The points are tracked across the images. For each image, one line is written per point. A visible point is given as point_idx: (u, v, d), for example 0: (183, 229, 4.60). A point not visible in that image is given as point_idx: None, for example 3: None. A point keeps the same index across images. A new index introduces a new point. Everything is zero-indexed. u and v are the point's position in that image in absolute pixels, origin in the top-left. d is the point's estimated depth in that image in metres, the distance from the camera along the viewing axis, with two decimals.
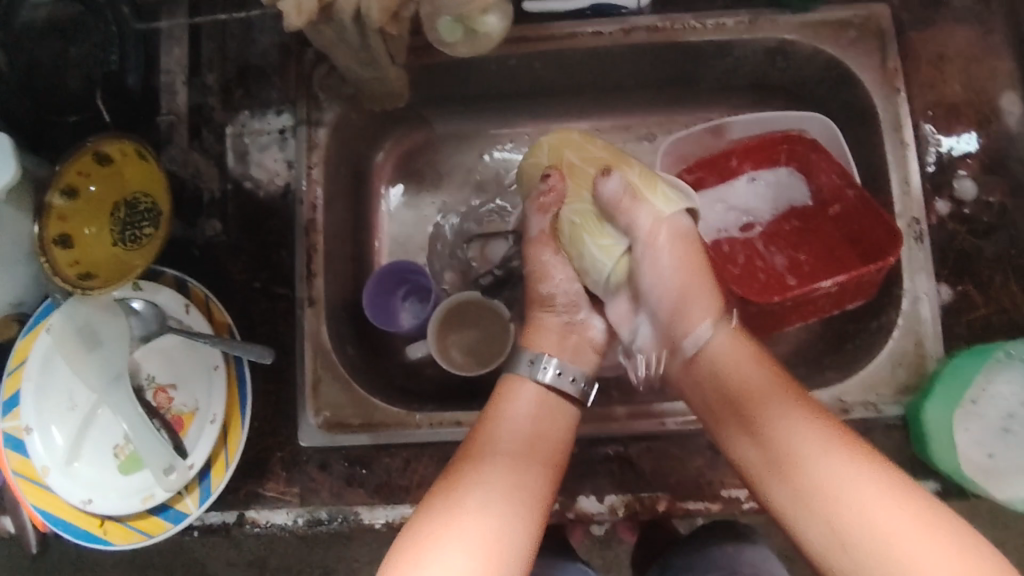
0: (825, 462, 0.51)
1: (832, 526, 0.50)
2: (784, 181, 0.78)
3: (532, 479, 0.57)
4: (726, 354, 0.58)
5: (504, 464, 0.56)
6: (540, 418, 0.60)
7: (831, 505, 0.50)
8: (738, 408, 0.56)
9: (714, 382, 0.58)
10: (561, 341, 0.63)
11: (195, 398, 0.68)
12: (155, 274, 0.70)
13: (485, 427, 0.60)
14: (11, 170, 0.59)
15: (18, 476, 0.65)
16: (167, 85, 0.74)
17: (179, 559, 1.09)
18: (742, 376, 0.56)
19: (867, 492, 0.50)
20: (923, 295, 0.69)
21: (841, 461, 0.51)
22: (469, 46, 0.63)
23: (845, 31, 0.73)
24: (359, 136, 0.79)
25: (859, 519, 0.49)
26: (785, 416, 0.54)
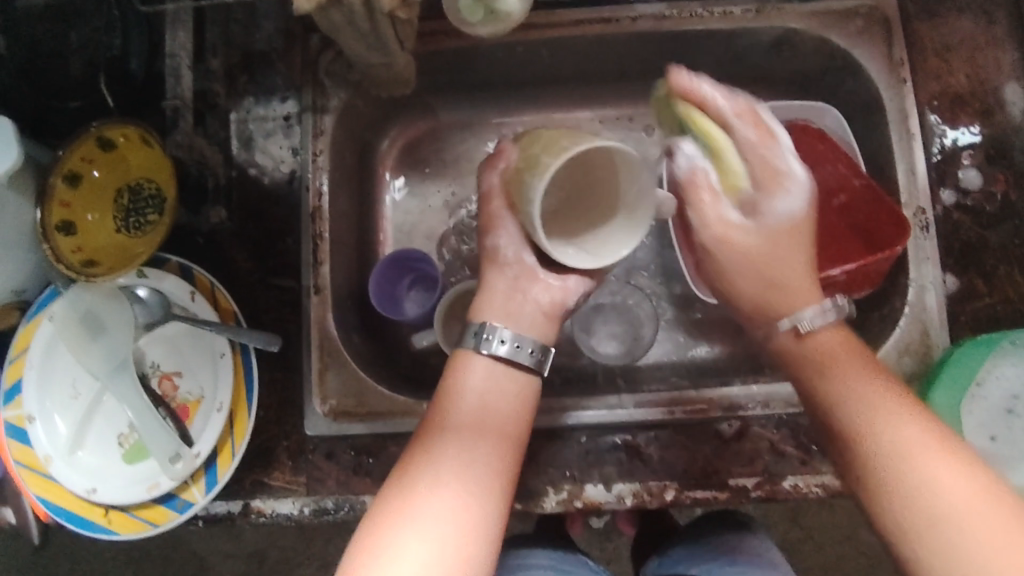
0: (882, 405, 0.53)
1: (889, 458, 0.51)
2: None
3: (489, 457, 0.54)
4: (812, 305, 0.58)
5: (461, 443, 0.54)
6: (497, 386, 0.57)
7: (877, 438, 0.52)
8: (812, 372, 0.57)
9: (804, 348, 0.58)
10: (507, 307, 0.59)
11: (200, 385, 0.68)
12: (160, 261, 0.69)
13: (441, 399, 0.57)
14: (14, 156, 0.59)
15: (20, 465, 0.64)
16: (172, 68, 0.70)
17: (179, 550, 1.09)
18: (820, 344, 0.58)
19: (913, 427, 0.52)
20: (929, 284, 0.69)
21: (902, 411, 0.53)
22: (489, 26, 0.61)
23: (852, 21, 0.73)
24: (362, 124, 0.78)
25: (902, 445, 0.51)
26: (854, 383, 0.55)
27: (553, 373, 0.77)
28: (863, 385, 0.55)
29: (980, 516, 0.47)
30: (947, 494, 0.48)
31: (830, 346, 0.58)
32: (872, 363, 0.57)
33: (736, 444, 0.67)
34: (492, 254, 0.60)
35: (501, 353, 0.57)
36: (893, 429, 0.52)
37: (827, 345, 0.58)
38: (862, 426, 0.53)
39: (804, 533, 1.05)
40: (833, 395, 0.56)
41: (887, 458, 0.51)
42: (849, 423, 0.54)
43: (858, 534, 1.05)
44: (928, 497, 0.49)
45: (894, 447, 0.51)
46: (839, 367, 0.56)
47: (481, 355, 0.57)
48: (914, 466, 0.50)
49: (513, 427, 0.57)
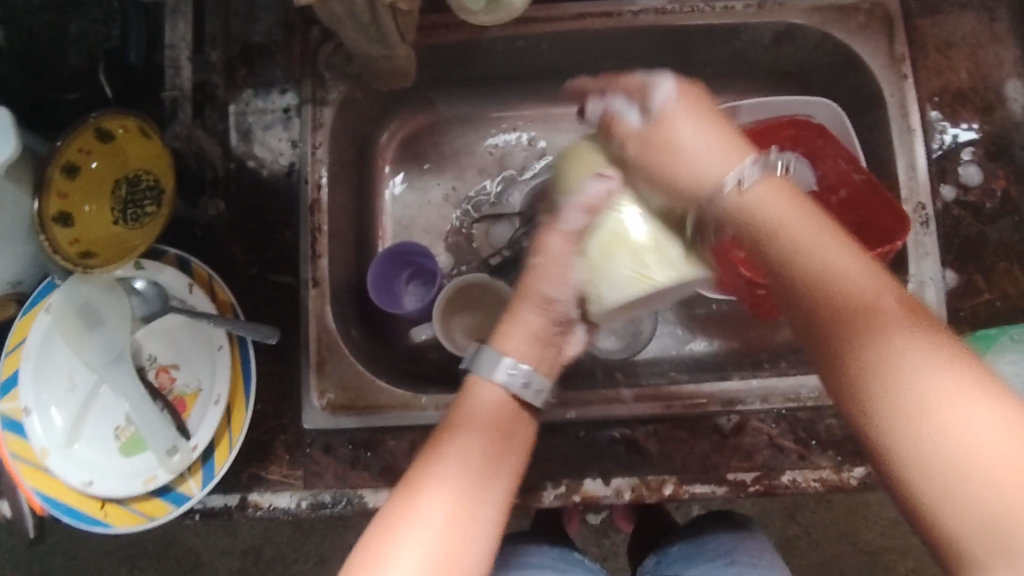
0: (893, 333, 0.42)
1: (899, 401, 0.40)
2: (789, 167, 0.75)
3: (496, 482, 0.51)
4: (767, 197, 0.49)
5: (471, 463, 0.50)
6: (511, 417, 0.53)
7: (898, 381, 0.40)
8: (830, 314, 0.44)
9: (790, 263, 0.46)
10: (543, 356, 0.54)
11: (197, 378, 0.68)
12: (158, 254, 0.69)
13: (457, 415, 0.53)
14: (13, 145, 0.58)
15: (16, 458, 0.64)
16: (171, 59, 0.70)
17: (176, 545, 1.09)
18: (836, 266, 0.45)
19: (923, 348, 0.40)
20: (928, 280, 0.69)
21: (923, 340, 0.41)
22: (492, 14, 0.60)
23: (853, 16, 0.72)
24: (362, 117, 0.78)
25: (907, 369, 0.40)
26: (882, 326, 0.42)
27: None
28: (887, 326, 0.42)
29: (996, 457, 0.36)
30: (974, 432, 0.37)
31: (816, 250, 0.46)
32: (912, 306, 0.43)
33: (735, 440, 0.67)
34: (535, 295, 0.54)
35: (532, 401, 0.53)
36: (905, 358, 0.40)
37: (814, 245, 0.46)
38: (884, 371, 0.41)
39: (801, 530, 1.05)
40: (864, 342, 0.42)
41: (907, 398, 0.39)
42: (846, 350, 0.43)
43: (855, 532, 1.05)
44: (947, 438, 0.38)
45: (908, 379, 0.40)
46: (859, 295, 0.44)
47: (500, 385, 0.53)
48: (929, 400, 0.39)
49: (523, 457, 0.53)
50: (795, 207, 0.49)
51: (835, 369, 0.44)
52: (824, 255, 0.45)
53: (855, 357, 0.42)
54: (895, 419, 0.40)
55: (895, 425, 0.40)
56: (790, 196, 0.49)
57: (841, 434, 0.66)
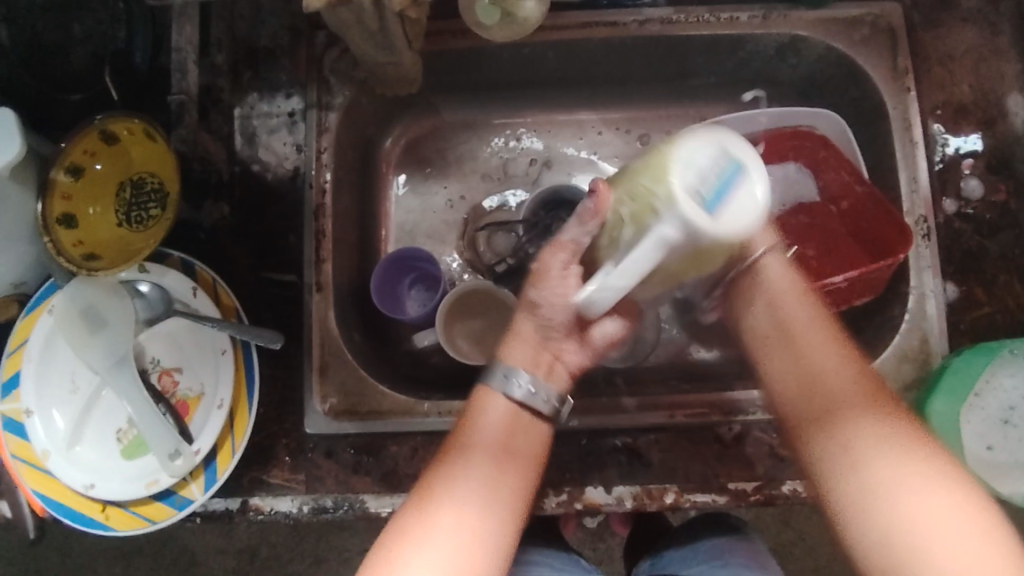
0: (856, 410, 0.53)
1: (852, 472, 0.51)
2: (793, 177, 0.77)
3: (510, 485, 0.55)
4: (785, 300, 0.58)
5: (482, 470, 0.55)
6: (514, 428, 0.57)
7: (847, 435, 0.52)
8: (808, 382, 0.55)
9: (782, 334, 0.58)
10: (535, 356, 0.57)
11: (200, 382, 0.67)
12: (162, 257, 0.69)
13: (463, 427, 0.57)
14: (16, 147, 0.60)
15: (17, 459, 0.64)
16: (178, 64, 0.70)
17: (170, 545, 1.09)
18: (854, 432, 0.52)
19: (886, 439, 0.51)
20: (930, 292, 0.69)
21: (882, 418, 0.52)
22: (506, 30, 0.62)
23: (857, 29, 0.73)
24: (367, 121, 0.78)
25: (861, 438, 0.52)
26: (852, 409, 0.53)
27: None
28: (866, 409, 0.53)
29: None
30: (925, 520, 0.48)
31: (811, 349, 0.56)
32: (867, 378, 0.55)
33: (736, 448, 0.67)
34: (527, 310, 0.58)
35: (519, 398, 0.56)
36: (870, 451, 0.51)
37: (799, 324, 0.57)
38: (851, 444, 0.52)
39: (796, 536, 1.06)
40: (836, 409, 0.54)
41: (860, 478, 0.51)
42: (829, 430, 0.53)
43: None
44: (899, 524, 0.48)
45: (861, 443, 0.52)
46: (841, 386, 0.54)
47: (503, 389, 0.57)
48: (886, 496, 0.49)
49: (531, 462, 0.57)
50: (816, 321, 0.57)
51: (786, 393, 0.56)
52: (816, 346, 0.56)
53: (824, 394, 0.54)
54: (860, 508, 0.50)
55: (863, 508, 0.50)
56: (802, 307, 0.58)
57: None
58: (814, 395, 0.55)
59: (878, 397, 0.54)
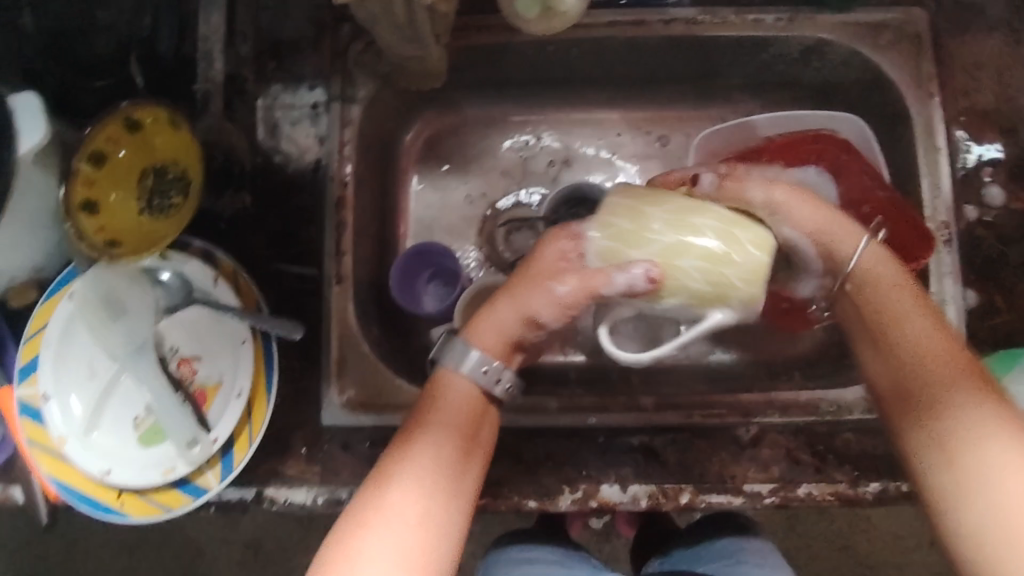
0: (955, 395, 0.51)
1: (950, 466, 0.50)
2: (812, 180, 0.75)
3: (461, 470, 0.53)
4: (881, 274, 0.56)
5: (433, 455, 0.52)
6: (474, 411, 0.55)
7: (939, 425, 0.51)
8: (902, 369, 0.53)
9: (870, 310, 0.56)
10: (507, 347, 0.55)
11: (219, 371, 0.68)
12: (183, 245, 0.69)
13: (424, 406, 0.55)
14: (42, 129, 0.60)
15: (34, 444, 0.64)
16: (204, 54, 0.73)
17: (175, 537, 1.09)
18: (952, 421, 0.51)
19: (989, 422, 0.49)
20: (950, 299, 0.69)
21: (980, 404, 0.50)
22: (545, 24, 0.60)
23: (881, 34, 0.73)
24: (389, 114, 0.78)
25: (964, 424, 0.50)
26: (950, 395, 0.51)
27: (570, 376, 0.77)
28: (965, 393, 0.51)
29: None
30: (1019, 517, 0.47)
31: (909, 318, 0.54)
32: (965, 356, 0.53)
33: (754, 450, 0.67)
34: (520, 293, 0.55)
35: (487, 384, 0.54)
36: (965, 440, 0.50)
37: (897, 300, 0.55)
38: (948, 435, 0.51)
39: (803, 542, 1.05)
40: (934, 395, 0.52)
41: (960, 469, 0.50)
42: (924, 419, 0.52)
43: (855, 546, 1.06)
44: (1000, 509, 0.47)
45: (965, 427, 0.50)
46: (940, 367, 0.52)
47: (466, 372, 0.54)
48: (978, 492, 0.49)
49: (484, 449, 0.55)
50: (909, 291, 0.55)
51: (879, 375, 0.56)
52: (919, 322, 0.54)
53: (914, 380, 0.53)
54: (956, 498, 0.50)
55: (953, 506, 0.50)
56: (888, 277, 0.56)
57: (859, 451, 0.66)
58: (903, 379, 0.54)
59: (976, 376, 0.52)
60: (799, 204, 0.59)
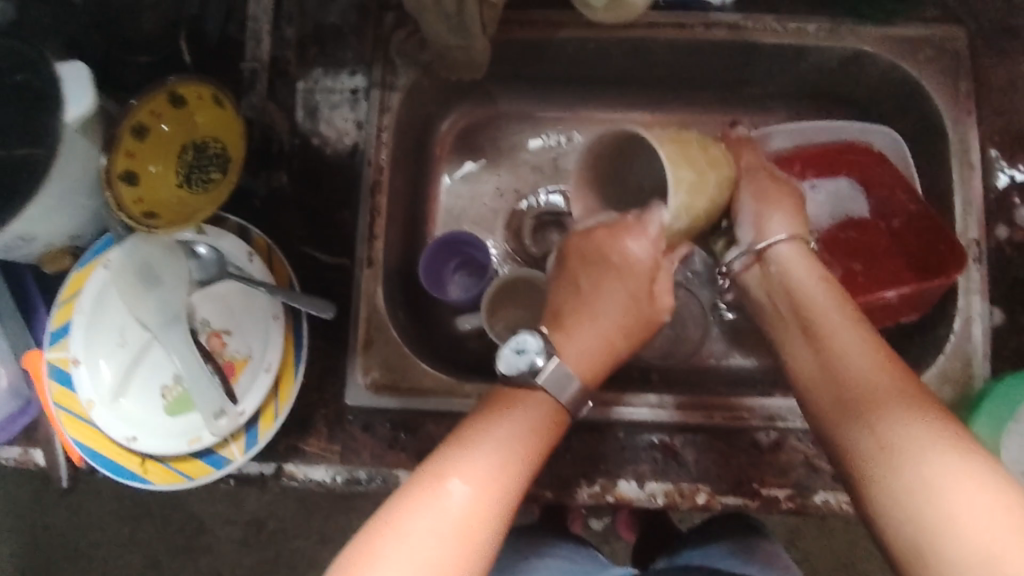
0: (894, 408, 0.49)
1: (886, 464, 0.47)
2: (845, 192, 0.77)
3: (513, 477, 0.53)
4: (792, 262, 0.62)
5: (495, 460, 0.53)
6: (551, 427, 0.57)
7: (872, 427, 0.49)
8: (843, 393, 0.53)
9: (795, 307, 0.59)
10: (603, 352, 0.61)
11: (248, 345, 0.68)
12: (220, 221, 0.70)
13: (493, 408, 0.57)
14: (90, 99, 0.61)
15: (63, 409, 0.66)
16: (252, 32, 0.73)
17: (178, 512, 1.10)
18: (890, 416, 0.49)
19: (927, 435, 0.47)
20: (976, 316, 0.69)
21: (911, 413, 0.49)
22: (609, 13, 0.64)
23: (922, 49, 0.73)
24: (425, 104, 0.79)
25: (895, 434, 0.48)
26: (895, 408, 0.49)
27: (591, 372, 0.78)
28: (910, 414, 0.49)
29: None
30: (969, 508, 0.43)
31: (849, 348, 0.54)
32: (909, 380, 0.51)
33: (772, 455, 0.68)
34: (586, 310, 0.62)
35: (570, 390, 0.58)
36: (901, 436, 0.48)
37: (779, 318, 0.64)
38: (876, 438, 0.49)
39: (804, 554, 1.06)
40: (879, 406, 0.50)
41: (899, 477, 0.46)
42: (856, 422, 0.51)
43: (855, 564, 1.06)
44: (929, 494, 0.45)
45: (895, 437, 0.48)
46: (879, 384, 0.51)
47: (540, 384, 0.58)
48: (926, 485, 0.45)
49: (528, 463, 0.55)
50: (862, 327, 0.56)
51: (811, 382, 0.56)
52: (847, 341, 0.54)
53: (840, 381, 0.53)
54: (880, 494, 0.47)
55: (880, 494, 0.47)
56: (811, 264, 0.62)
57: None
58: (829, 377, 0.54)
59: (918, 398, 0.50)
60: (771, 199, 0.65)
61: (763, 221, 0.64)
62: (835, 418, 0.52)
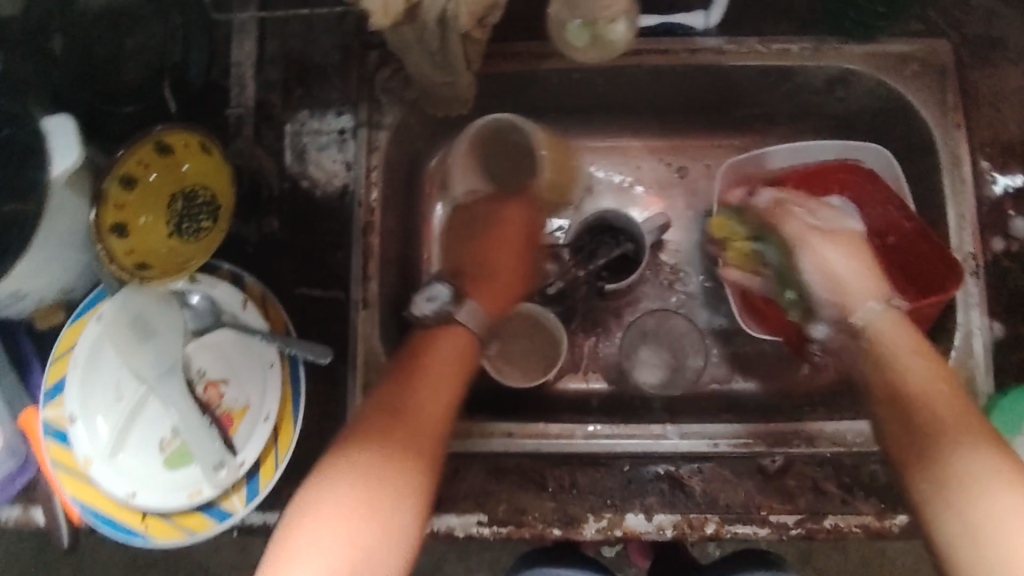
0: (952, 436, 0.55)
1: (941, 496, 0.53)
2: (836, 210, 0.75)
3: (415, 443, 0.58)
4: (885, 328, 0.62)
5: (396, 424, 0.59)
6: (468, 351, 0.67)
7: (938, 453, 0.55)
8: (904, 413, 0.58)
9: (871, 356, 0.61)
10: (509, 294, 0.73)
11: (246, 394, 0.68)
12: (212, 269, 0.69)
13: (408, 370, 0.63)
14: (76, 154, 0.61)
15: (60, 467, 0.65)
16: (236, 78, 0.74)
17: (180, 563, 1.08)
18: (952, 456, 0.54)
19: (994, 467, 0.53)
20: (977, 330, 0.69)
21: (975, 443, 0.54)
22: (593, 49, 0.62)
23: (907, 65, 0.73)
24: (414, 141, 0.79)
25: (968, 465, 0.53)
26: (960, 442, 0.54)
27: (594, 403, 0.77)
28: (975, 444, 0.54)
29: None
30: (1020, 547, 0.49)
31: (913, 369, 0.59)
32: (972, 412, 0.56)
33: (780, 481, 0.67)
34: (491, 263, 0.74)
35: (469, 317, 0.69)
36: (966, 470, 0.53)
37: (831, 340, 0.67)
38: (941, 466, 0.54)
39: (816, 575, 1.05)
40: (942, 439, 0.55)
41: (955, 496, 0.53)
42: (920, 454, 0.56)
43: None
44: (994, 527, 0.50)
45: (969, 469, 0.53)
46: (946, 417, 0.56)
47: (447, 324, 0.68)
48: (984, 520, 0.51)
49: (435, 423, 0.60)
50: (926, 357, 0.60)
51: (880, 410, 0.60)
52: (918, 368, 0.59)
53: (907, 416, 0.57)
54: (944, 521, 0.53)
55: (943, 524, 0.53)
56: (903, 321, 0.62)
57: (884, 481, 0.66)
58: (886, 412, 0.59)
59: (981, 428, 0.55)
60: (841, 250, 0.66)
61: (841, 279, 0.64)
62: (904, 457, 0.57)
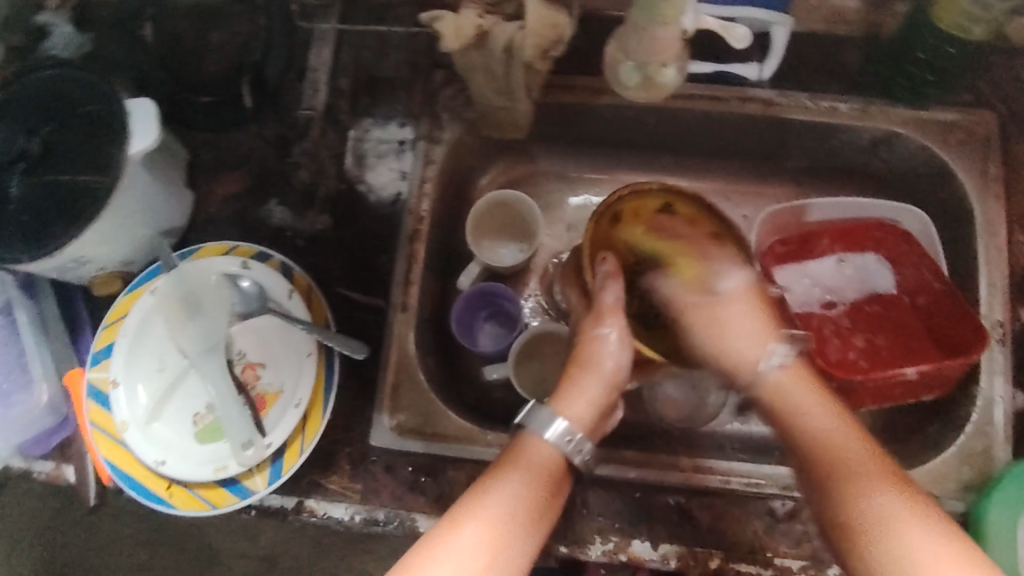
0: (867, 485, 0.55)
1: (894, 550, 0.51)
2: (872, 267, 0.78)
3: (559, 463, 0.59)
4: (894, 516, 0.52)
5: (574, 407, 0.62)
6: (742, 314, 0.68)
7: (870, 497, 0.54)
8: (824, 460, 0.57)
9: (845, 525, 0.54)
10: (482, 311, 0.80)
11: (281, 380, 0.70)
12: (264, 256, 0.72)
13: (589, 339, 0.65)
14: (153, 135, 0.65)
15: (95, 426, 0.68)
16: (311, 82, 0.78)
17: (194, 540, 1.15)
18: (876, 510, 0.53)
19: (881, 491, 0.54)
20: (998, 398, 0.69)
21: (876, 474, 0.55)
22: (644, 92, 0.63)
23: (953, 133, 0.74)
24: (469, 159, 0.82)
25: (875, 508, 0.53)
26: (867, 487, 0.54)
27: (611, 428, 0.79)
28: (881, 488, 0.54)
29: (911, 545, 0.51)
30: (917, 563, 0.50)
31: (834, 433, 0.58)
32: (896, 471, 0.56)
33: (788, 525, 0.68)
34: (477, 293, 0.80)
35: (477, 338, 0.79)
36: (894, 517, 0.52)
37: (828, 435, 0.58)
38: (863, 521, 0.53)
39: None
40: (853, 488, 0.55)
41: (870, 513, 0.53)
42: (854, 520, 0.54)
43: None
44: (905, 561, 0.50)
45: (882, 516, 0.53)
46: (849, 471, 0.56)
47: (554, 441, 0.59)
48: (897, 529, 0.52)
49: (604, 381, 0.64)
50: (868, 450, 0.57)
51: None
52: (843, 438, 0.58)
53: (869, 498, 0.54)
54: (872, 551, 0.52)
55: (873, 550, 0.52)
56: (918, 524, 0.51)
57: None
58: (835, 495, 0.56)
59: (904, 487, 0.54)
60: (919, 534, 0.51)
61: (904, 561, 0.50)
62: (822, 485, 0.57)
